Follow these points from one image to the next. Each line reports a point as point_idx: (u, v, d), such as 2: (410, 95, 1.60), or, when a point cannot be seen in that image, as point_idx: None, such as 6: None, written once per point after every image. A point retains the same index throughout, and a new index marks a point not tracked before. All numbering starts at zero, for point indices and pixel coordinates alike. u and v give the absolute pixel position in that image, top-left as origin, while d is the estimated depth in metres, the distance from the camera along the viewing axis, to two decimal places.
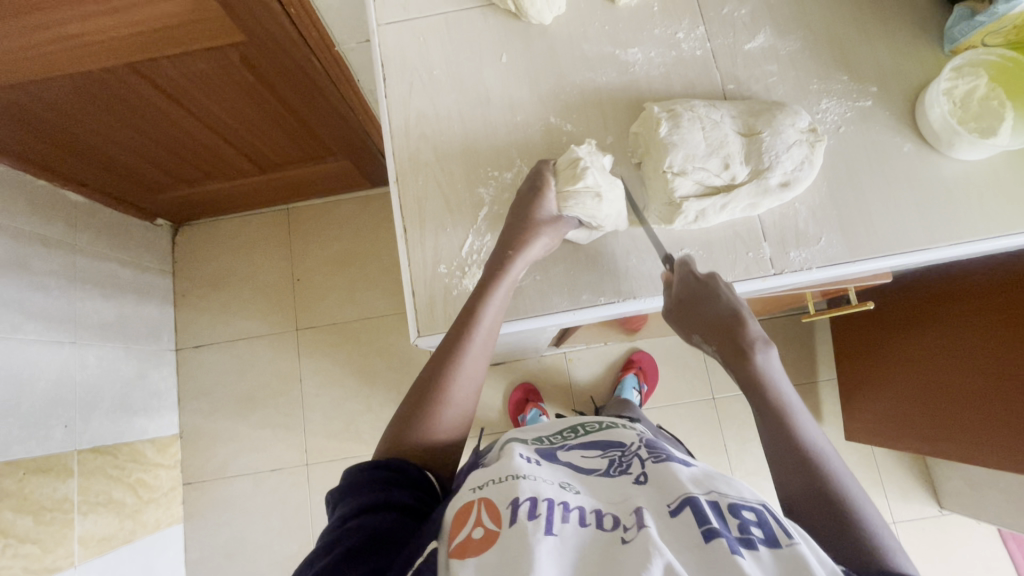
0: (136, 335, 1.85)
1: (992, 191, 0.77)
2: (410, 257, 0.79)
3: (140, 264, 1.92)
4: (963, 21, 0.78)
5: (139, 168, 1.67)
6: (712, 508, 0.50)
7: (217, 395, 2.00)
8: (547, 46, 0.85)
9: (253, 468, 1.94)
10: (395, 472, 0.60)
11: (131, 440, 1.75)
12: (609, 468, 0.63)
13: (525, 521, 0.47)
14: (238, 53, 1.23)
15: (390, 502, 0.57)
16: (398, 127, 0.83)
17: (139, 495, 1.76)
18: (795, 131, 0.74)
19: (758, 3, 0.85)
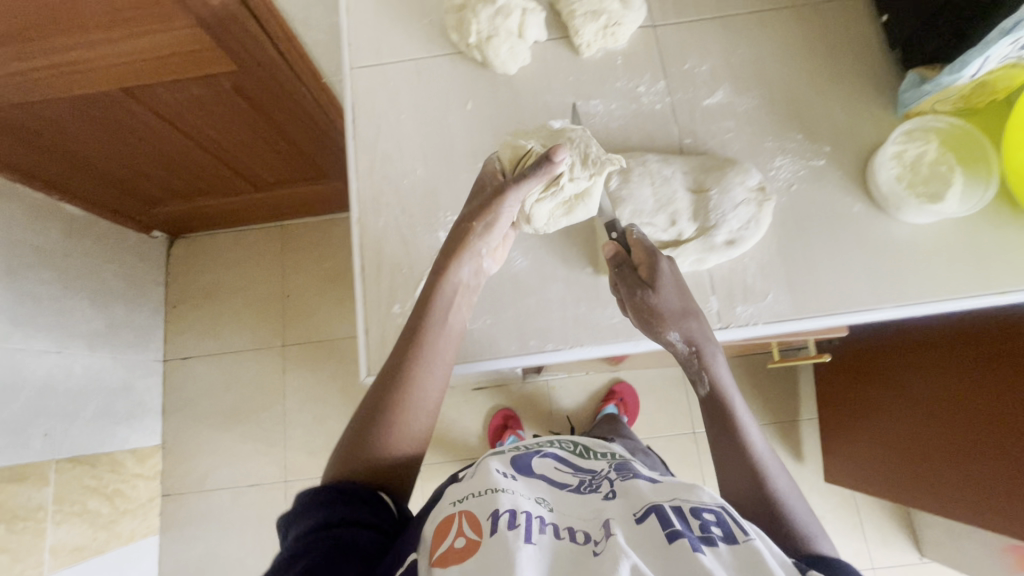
0: (124, 345, 1.88)
1: (940, 254, 0.78)
2: (365, 296, 0.81)
3: (133, 275, 1.95)
4: (913, 87, 0.79)
5: (136, 183, 1.72)
6: (675, 513, 0.51)
7: (201, 407, 2.02)
8: (511, 94, 0.87)
9: (232, 481, 1.96)
10: (347, 492, 0.56)
11: (111, 449, 1.77)
12: (579, 486, 0.62)
13: (505, 531, 0.47)
14: (233, 83, 1.28)
15: (344, 522, 0.53)
16: (363, 167, 0.86)
17: (116, 506, 1.77)
18: (744, 190, 0.76)
19: (719, 60, 0.87)
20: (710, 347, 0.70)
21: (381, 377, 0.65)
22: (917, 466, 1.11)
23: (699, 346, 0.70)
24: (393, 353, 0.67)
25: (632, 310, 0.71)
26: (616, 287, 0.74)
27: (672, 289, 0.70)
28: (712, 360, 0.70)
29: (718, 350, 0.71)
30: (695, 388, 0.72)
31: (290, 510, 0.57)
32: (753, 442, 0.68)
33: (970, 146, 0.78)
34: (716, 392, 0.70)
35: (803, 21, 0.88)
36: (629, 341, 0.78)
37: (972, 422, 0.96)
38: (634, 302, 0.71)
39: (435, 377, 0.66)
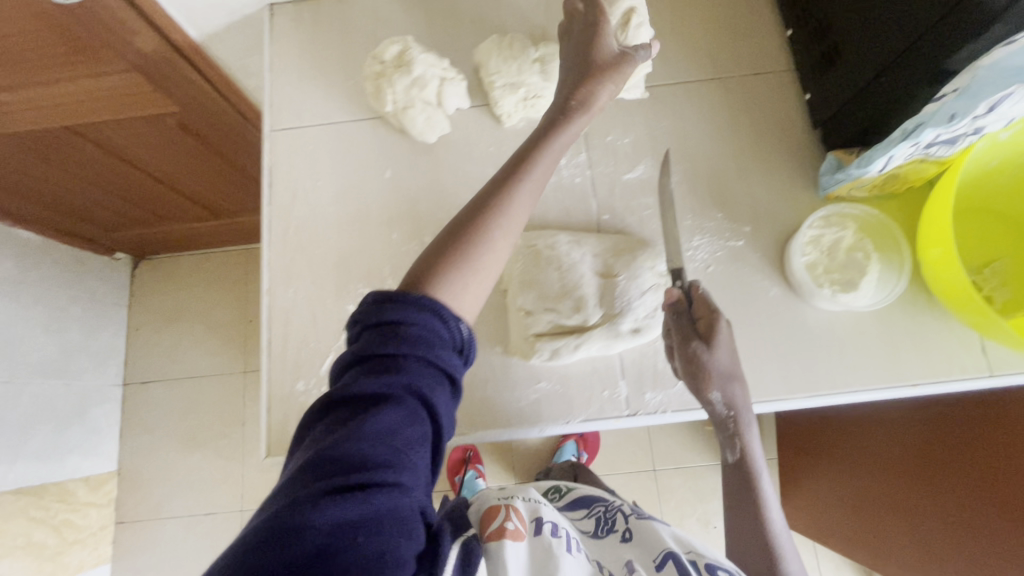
0: (79, 371, 1.74)
1: (856, 344, 0.77)
2: (269, 370, 0.80)
3: (93, 300, 1.81)
4: (831, 171, 0.78)
5: (88, 210, 1.60)
6: (691, 565, 0.63)
7: (161, 433, 1.88)
8: (431, 163, 0.86)
9: (187, 509, 1.83)
10: (429, 333, 0.50)
11: (63, 480, 1.63)
12: (597, 527, 0.75)
13: (549, 536, 0.64)
14: (180, 122, 1.18)
15: (429, 383, 0.48)
16: (276, 235, 0.84)
17: (63, 537, 1.63)
18: (652, 275, 0.76)
19: (642, 133, 0.86)
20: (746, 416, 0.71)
21: (454, 223, 0.60)
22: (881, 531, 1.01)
23: (737, 411, 0.70)
24: (472, 202, 0.62)
25: (681, 362, 0.69)
26: (667, 335, 0.72)
27: (726, 349, 0.68)
28: (747, 429, 0.71)
29: (752, 419, 0.71)
30: (723, 452, 0.73)
31: (371, 314, 0.51)
32: (772, 515, 0.69)
33: (883, 235, 0.78)
34: (745, 460, 0.71)
35: (730, 93, 0.87)
36: (534, 426, 0.76)
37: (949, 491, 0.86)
38: (684, 362, 0.69)
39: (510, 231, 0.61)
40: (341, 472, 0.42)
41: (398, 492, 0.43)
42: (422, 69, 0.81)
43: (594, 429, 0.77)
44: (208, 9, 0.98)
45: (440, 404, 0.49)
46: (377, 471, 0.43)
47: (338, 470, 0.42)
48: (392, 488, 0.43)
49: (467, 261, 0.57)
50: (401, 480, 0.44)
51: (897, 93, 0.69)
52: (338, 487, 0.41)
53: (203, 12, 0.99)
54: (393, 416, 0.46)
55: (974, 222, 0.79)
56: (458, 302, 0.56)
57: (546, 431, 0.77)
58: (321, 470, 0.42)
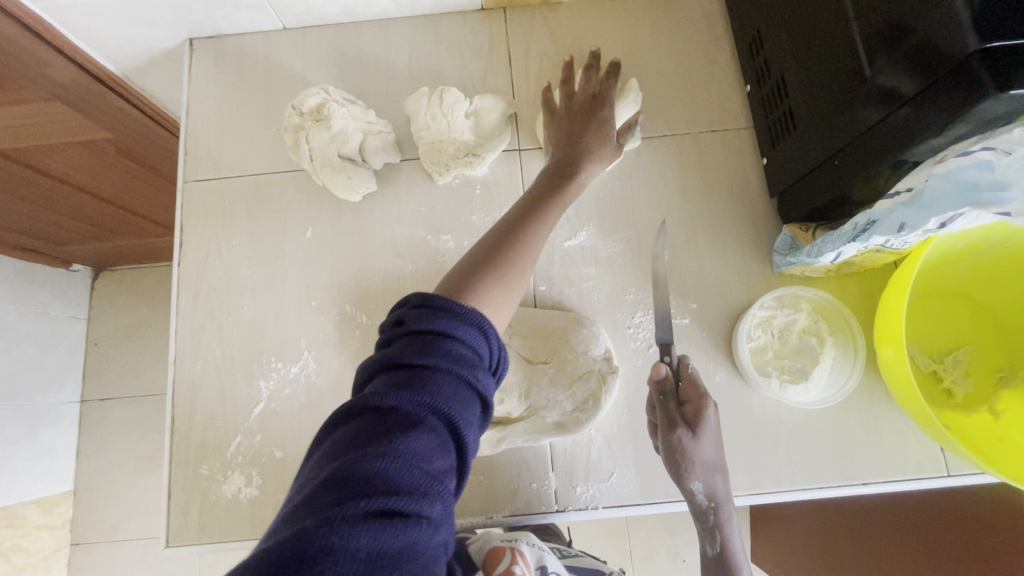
0: (32, 390, 1.42)
1: (804, 436, 0.71)
2: (172, 450, 0.73)
3: (47, 316, 1.48)
4: (784, 249, 0.72)
5: (28, 239, 1.34)
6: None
7: (116, 452, 1.57)
8: (357, 223, 0.79)
9: (145, 533, 1.53)
10: (467, 351, 0.42)
11: (13, 505, 1.35)
12: None
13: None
14: (121, 148, 0.96)
15: (465, 406, 0.39)
16: (186, 300, 0.78)
17: (12, 565, 1.35)
18: (587, 360, 0.70)
19: (586, 194, 0.79)
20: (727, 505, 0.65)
21: (489, 240, 0.56)
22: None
23: (718, 503, 0.65)
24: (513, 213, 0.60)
25: (663, 450, 0.64)
26: (654, 412, 0.67)
27: (712, 440, 0.63)
28: (727, 521, 0.66)
29: (733, 511, 0.66)
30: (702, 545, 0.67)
31: (407, 326, 0.42)
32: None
33: (837, 318, 0.72)
34: (726, 554, 0.66)
35: (682, 153, 0.80)
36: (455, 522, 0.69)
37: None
38: (666, 450, 0.64)
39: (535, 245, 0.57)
40: (364, 495, 0.31)
41: (434, 521, 0.33)
42: (342, 124, 0.74)
43: (523, 522, 0.71)
44: (128, 44, 0.89)
45: (471, 437, 0.39)
46: (408, 498, 0.32)
47: (361, 493, 0.31)
48: (425, 519, 0.32)
49: (506, 265, 0.53)
50: (435, 513, 0.33)
51: (846, 180, 0.63)
52: (361, 511, 0.30)
53: (122, 44, 0.88)
54: (428, 437, 0.36)
55: (936, 304, 0.73)
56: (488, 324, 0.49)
57: (467, 527, 0.70)
58: (336, 493, 0.32)
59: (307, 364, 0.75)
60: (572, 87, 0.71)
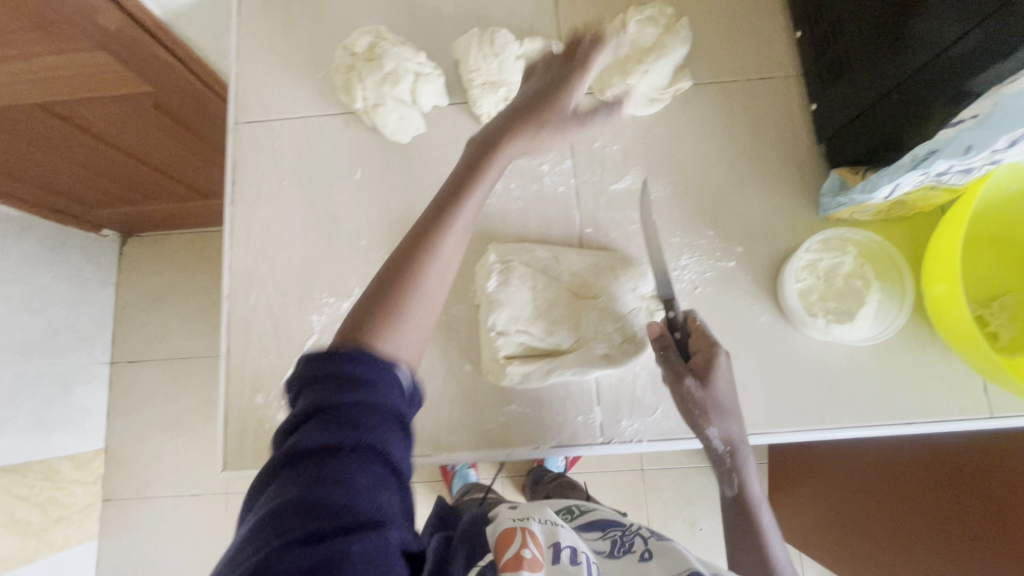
0: (65, 349, 1.48)
1: (847, 377, 0.72)
2: (228, 381, 0.75)
3: (77, 277, 1.52)
4: (833, 192, 0.72)
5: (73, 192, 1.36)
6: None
7: (145, 411, 1.61)
8: (406, 164, 0.80)
9: (172, 490, 1.57)
10: (371, 377, 0.39)
11: (49, 458, 1.40)
12: (613, 549, 0.64)
13: (569, 566, 0.51)
14: (158, 104, 1.04)
15: (384, 429, 0.37)
16: (239, 238, 0.79)
17: (47, 516, 1.40)
18: (635, 297, 0.72)
19: (633, 139, 0.80)
20: (745, 450, 0.66)
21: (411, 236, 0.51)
22: (873, 554, 0.88)
23: (735, 448, 0.65)
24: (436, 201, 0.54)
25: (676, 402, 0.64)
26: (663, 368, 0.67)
27: (727, 386, 0.62)
28: (746, 465, 0.65)
29: (751, 455, 0.66)
30: (721, 488, 0.67)
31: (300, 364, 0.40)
32: (773, 548, 0.64)
33: (886, 262, 0.72)
34: (744, 497, 0.65)
35: (729, 99, 0.80)
36: (502, 450, 0.72)
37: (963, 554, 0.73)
38: (681, 396, 0.63)
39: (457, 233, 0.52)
40: (291, 532, 0.32)
41: (369, 529, 0.33)
42: (394, 64, 0.75)
43: (565, 455, 0.73)
44: None
45: (392, 446, 0.38)
46: (339, 529, 0.32)
47: (286, 529, 0.32)
48: (358, 528, 0.33)
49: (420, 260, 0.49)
50: (369, 515, 0.34)
51: (905, 118, 0.63)
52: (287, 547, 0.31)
53: None
54: (344, 455, 0.35)
55: (984, 252, 0.73)
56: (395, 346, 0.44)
57: (514, 457, 0.73)
58: (264, 537, 0.32)
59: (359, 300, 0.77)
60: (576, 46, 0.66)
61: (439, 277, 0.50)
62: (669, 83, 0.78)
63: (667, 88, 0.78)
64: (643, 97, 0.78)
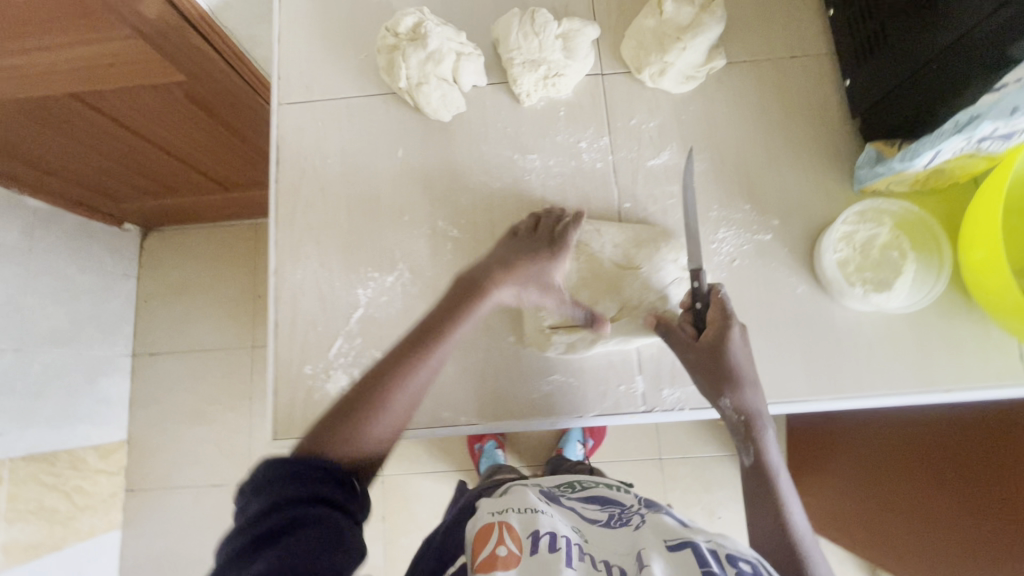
0: (89, 340, 1.53)
1: (884, 345, 0.73)
2: (277, 353, 0.77)
3: (99, 270, 1.57)
4: (869, 164, 0.73)
5: (102, 184, 1.40)
6: (712, 555, 0.50)
7: (169, 401, 1.64)
8: (446, 142, 0.82)
9: (194, 480, 1.60)
10: (314, 473, 0.49)
11: (74, 448, 1.46)
12: (609, 520, 0.64)
13: (547, 553, 0.51)
14: (189, 93, 1.06)
15: (323, 507, 0.46)
16: (284, 215, 0.81)
17: (73, 504, 1.45)
18: (675, 268, 0.73)
19: (668, 117, 0.81)
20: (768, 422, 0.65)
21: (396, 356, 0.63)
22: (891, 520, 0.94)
23: (750, 414, 0.64)
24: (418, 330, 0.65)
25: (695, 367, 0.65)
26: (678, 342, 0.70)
27: (741, 353, 0.65)
28: (762, 430, 0.64)
29: (769, 423, 0.65)
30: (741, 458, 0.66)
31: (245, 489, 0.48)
32: (793, 513, 0.61)
33: (924, 232, 0.73)
34: (763, 463, 0.63)
35: (763, 76, 0.82)
36: (546, 419, 0.74)
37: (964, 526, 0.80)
38: (692, 365, 0.65)
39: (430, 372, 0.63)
40: None
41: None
42: (437, 43, 0.76)
43: (608, 423, 0.75)
44: None
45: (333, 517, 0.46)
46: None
47: None
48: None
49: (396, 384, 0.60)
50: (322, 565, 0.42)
51: (934, 93, 0.64)
52: None
53: None
54: (291, 531, 0.43)
55: None
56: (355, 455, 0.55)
57: (558, 425, 0.75)
58: None
59: (402, 275, 0.79)
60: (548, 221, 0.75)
61: (410, 399, 0.60)
62: (703, 62, 0.79)
63: (701, 66, 0.79)
64: (680, 75, 0.79)
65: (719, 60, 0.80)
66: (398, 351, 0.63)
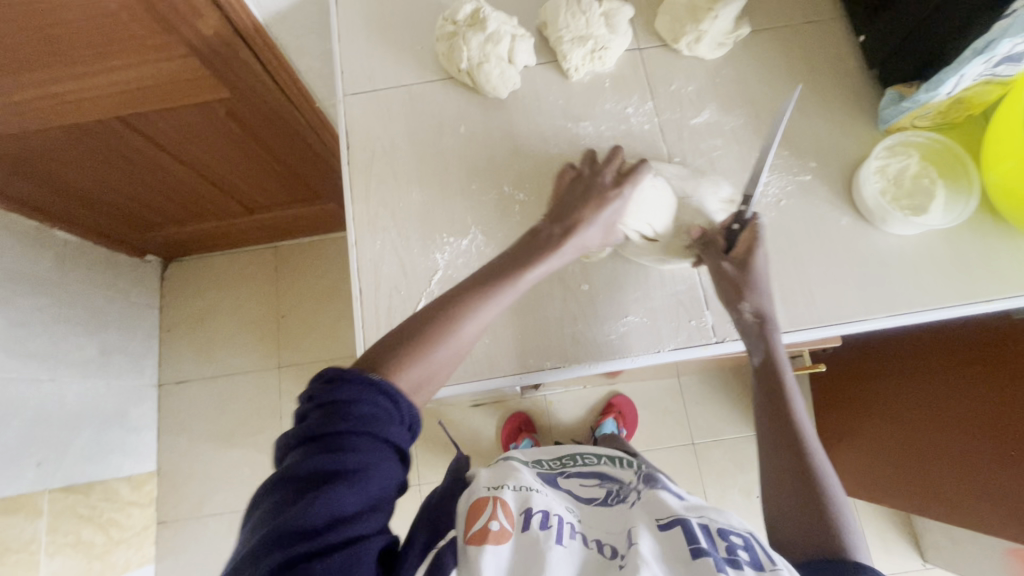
0: (119, 369, 1.53)
1: (925, 265, 0.80)
2: (362, 318, 0.82)
3: (125, 300, 1.59)
4: (893, 104, 0.82)
5: (130, 209, 1.41)
6: (702, 530, 0.54)
7: (200, 426, 1.64)
8: (504, 117, 0.89)
9: (229, 505, 1.59)
10: (373, 413, 0.51)
11: (109, 478, 1.44)
12: (606, 498, 0.68)
13: (537, 530, 0.55)
14: (230, 110, 1.08)
15: (377, 459, 0.49)
16: (359, 192, 0.87)
17: (109, 537, 1.43)
18: (715, 201, 0.81)
19: (705, 81, 0.90)
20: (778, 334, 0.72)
21: (464, 286, 0.65)
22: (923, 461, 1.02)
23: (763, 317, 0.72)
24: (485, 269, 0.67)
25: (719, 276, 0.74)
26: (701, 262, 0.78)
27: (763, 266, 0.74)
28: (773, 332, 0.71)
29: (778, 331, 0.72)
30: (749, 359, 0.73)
31: (317, 401, 0.51)
32: (797, 405, 0.66)
33: (952, 159, 0.81)
34: (772, 365, 0.70)
35: (785, 39, 0.91)
36: (625, 356, 0.79)
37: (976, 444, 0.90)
38: (717, 272, 0.74)
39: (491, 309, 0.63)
40: (302, 536, 0.44)
41: (356, 535, 0.46)
42: (495, 26, 0.84)
43: (683, 357, 0.80)
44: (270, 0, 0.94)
45: (384, 470, 0.49)
46: (335, 534, 0.45)
47: (298, 533, 0.44)
48: (350, 536, 0.46)
49: (460, 318, 0.61)
50: (360, 525, 0.47)
51: (946, 33, 0.73)
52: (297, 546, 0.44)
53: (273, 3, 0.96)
54: (344, 484, 0.47)
55: None
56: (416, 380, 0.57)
57: (638, 361, 0.80)
58: (280, 537, 0.44)
59: (476, 238, 0.84)
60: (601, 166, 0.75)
61: (471, 330, 0.62)
62: (732, 31, 0.88)
63: (731, 35, 0.88)
64: (713, 42, 0.88)
65: (746, 29, 0.89)
66: (465, 285, 0.64)
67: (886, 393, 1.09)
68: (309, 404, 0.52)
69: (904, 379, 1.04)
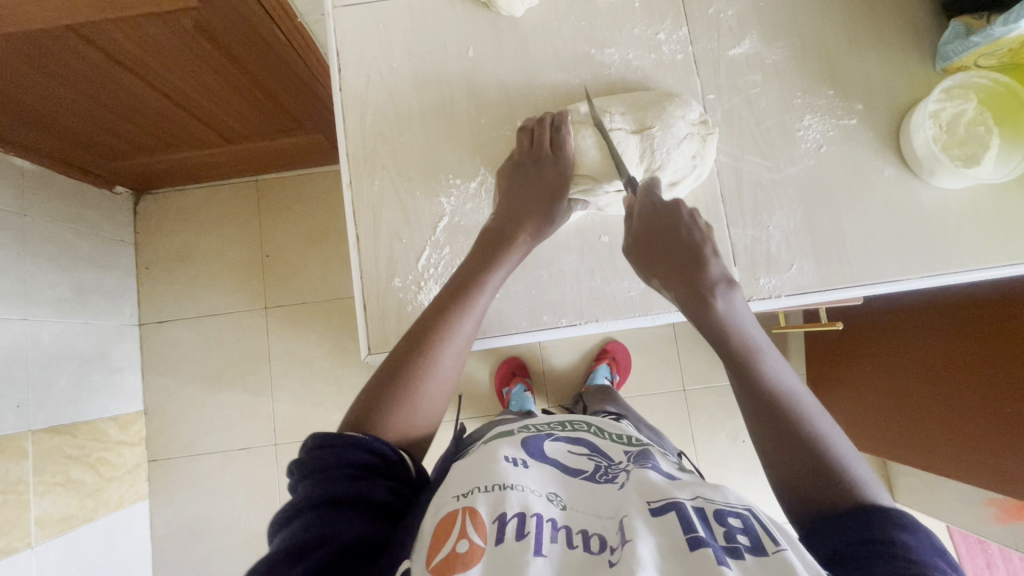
0: (97, 308, 1.45)
1: (969, 221, 0.74)
2: (362, 266, 0.75)
3: (96, 235, 1.47)
4: (957, 39, 0.73)
5: (92, 135, 1.26)
6: (698, 514, 0.46)
7: (186, 367, 1.59)
8: (517, 39, 0.78)
9: (219, 445, 1.56)
10: (356, 473, 0.51)
11: (95, 419, 1.40)
12: (594, 474, 0.56)
13: (513, 540, 0.43)
14: (200, 25, 0.93)
15: (360, 518, 0.47)
16: (353, 123, 0.77)
17: (100, 476, 1.40)
18: (685, 124, 0.72)
19: (746, 5, 0.79)
20: (720, 295, 0.63)
21: (436, 305, 0.65)
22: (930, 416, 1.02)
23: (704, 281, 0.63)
24: (454, 281, 0.66)
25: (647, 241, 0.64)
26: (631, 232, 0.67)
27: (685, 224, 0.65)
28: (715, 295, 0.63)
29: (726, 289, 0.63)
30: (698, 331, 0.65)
31: (302, 474, 0.51)
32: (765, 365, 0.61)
33: (1013, 104, 0.72)
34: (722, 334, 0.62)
35: None
36: (646, 315, 0.73)
37: (999, 415, 0.89)
38: (642, 240, 0.65)
39: (470, 324, 0.64)
40: None
41: None
42: None
43: None
44: None
45: (367, 528, 0.47)
46: None
47: None
48: None
49: (439, 342, 0.62)
50: None
51: None
52: None
53: None
54: (322, 544, 0.44)
55: None
56: (413, 419, 0.59)
57: (660, 320, 0.74)
58: None
59: (486, 181, 0.76)
60: (529, 131, 0.73)
61: (456, 352, 0.63)
62: None
63: None
64: None
65: None
66: (438, 306, 0.64)
67: (900, 346, 1.07)
68: (296, 480, 0.52)
69: (918, 335, 1.02)
